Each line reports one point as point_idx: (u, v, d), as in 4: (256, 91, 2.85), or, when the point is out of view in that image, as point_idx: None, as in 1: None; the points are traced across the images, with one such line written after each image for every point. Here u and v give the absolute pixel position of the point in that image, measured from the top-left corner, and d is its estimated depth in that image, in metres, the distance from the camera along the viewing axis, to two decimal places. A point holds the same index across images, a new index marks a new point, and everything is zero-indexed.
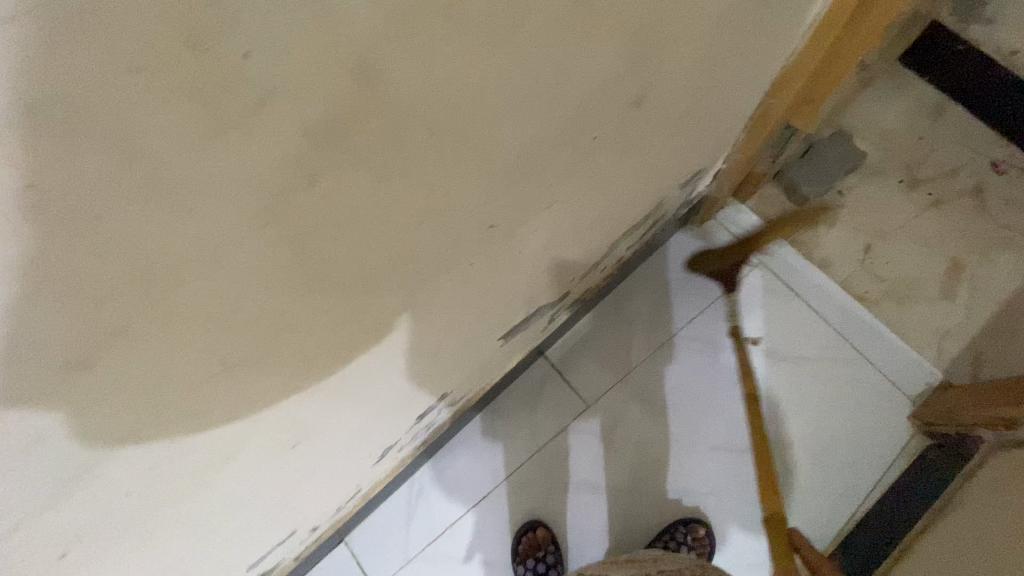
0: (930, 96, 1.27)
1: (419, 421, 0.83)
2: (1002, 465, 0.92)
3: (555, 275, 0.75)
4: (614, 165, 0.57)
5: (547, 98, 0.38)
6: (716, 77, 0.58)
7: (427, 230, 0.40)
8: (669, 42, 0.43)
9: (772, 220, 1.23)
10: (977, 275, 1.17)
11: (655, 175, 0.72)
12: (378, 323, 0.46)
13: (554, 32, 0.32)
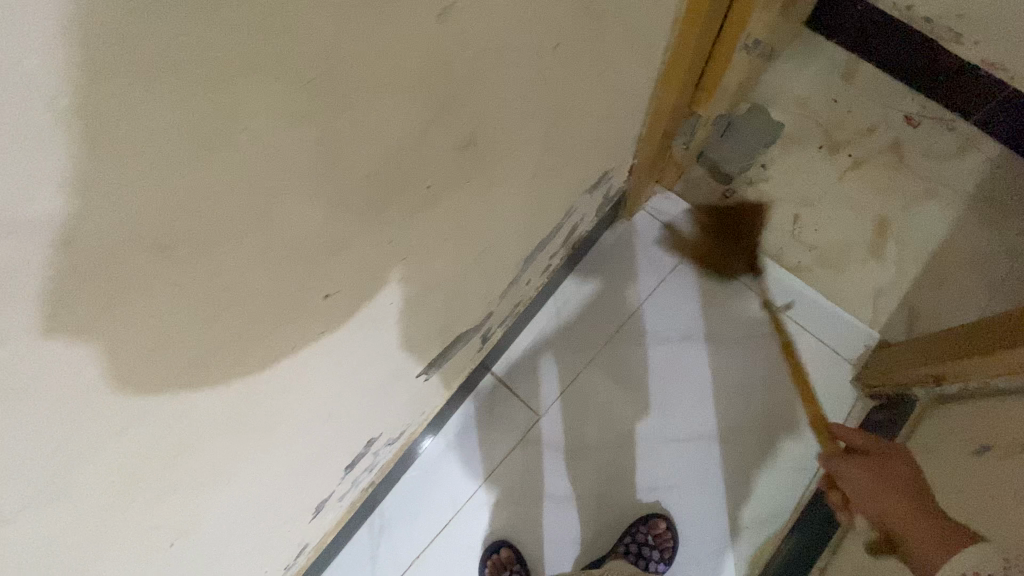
0: (841, 58, 1.31)
1: (353, 468, 0.81)
2: (934, 421, 0.94)
3: (462, 302, 0.75)
4: (483, 199, 0.56)
5: (348, 169, 0.34)
6: (575, 95, 0.58)
7: (241, 326, 0.36)
8: (493, 77, 0.41)
9: (701, 203, 1.23)
10: (905, 231, 1.19)
11: (546, 191, 0.73)
12: (227, 420, 0.42)
13: (323, 108, 0.29)
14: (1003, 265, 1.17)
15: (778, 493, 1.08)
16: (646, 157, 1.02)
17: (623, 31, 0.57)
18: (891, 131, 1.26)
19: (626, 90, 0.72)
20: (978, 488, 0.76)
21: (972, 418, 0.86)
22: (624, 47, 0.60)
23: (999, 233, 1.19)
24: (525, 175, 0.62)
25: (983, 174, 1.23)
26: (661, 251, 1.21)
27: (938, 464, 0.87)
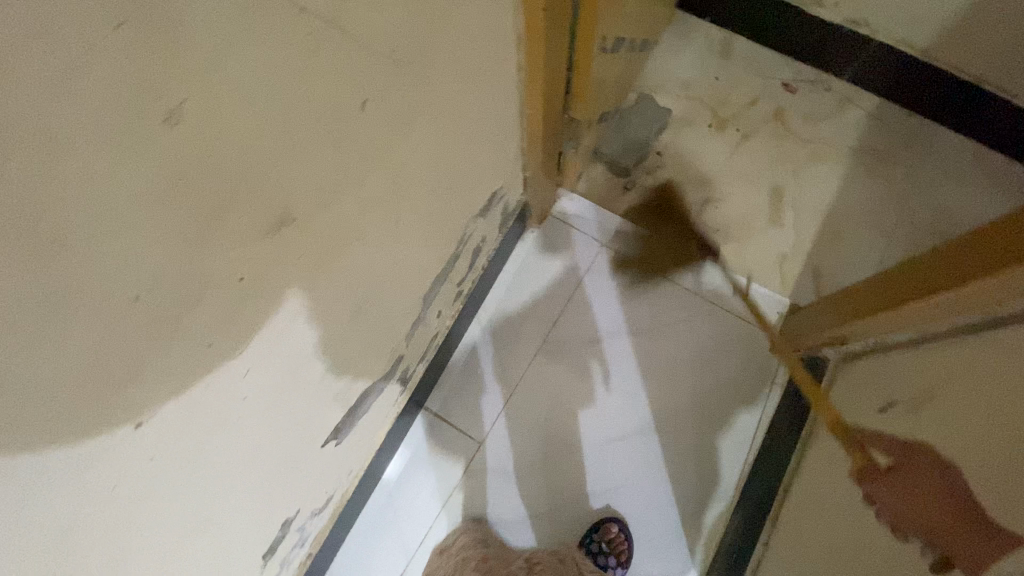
0: (716, 35, 1.33)
1: (275, 554, 0.79)
2: (846, 380, 0.97)
3: (357, 356, 0.72)
4: (335, 258, 0.53)
5: (103, 298, 0.31)
6: (418, 135, 0.55)
7: (24, 482, 0.33)
8: (276, 158, 0.38)
9: (605, 199, 1.24)
10: (798, 197, 1.24)
11: (421, 230, 0.70)
12: (55, 558, 0.39)
13: (33, 260, 0.26)
14: (892, 213, 1.22)
15: (719, 473, 1.10)
16: (538, 166, 1.01)
17: (452, 64, 0.54)
18: (773, 100, 1.30)
19: (485, 113, 0.70)
20: (884, 442, 0.78)
21: (879, 373, 0.88)
22: (460, 77, 0.57)
23: (884, 183, 1.24)
24: (383, 224, 0.59)
25: (864, 128, 1.28)
26: (573, 252, 1.21)
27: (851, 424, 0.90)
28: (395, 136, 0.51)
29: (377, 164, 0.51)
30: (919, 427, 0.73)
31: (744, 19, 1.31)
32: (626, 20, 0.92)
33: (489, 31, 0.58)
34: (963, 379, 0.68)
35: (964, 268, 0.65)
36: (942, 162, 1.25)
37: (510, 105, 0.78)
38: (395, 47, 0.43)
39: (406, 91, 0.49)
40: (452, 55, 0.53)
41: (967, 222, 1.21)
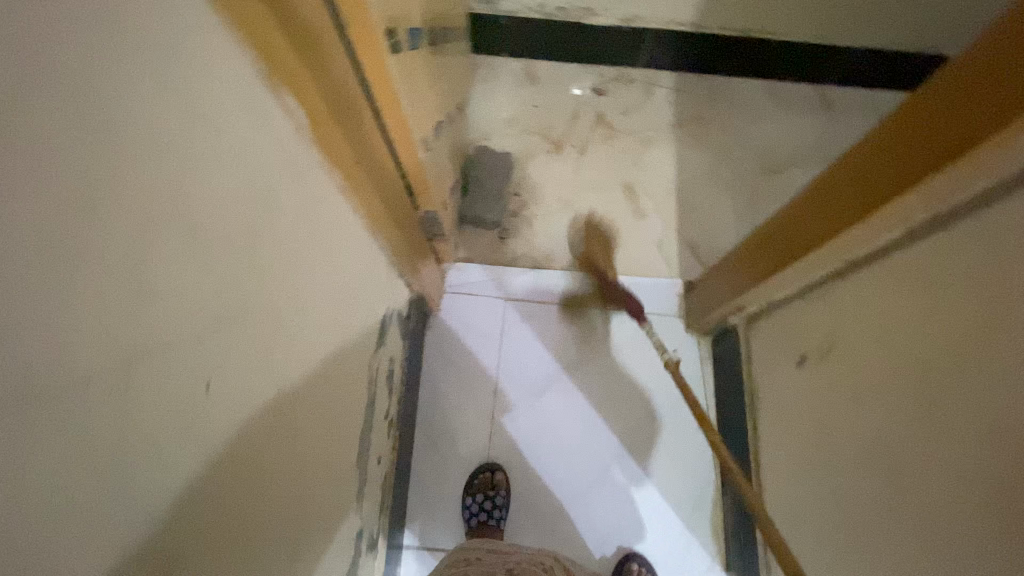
0: (519, 69, 1.41)
1: None
2: (758, 338, 1.00)
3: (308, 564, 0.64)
4: (246, 510, 0.48)
5: None
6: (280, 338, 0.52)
7: None
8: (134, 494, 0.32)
9: (488, 255, 1.26)
10: (649, 184, 1.34)
11: (321, 408, 0.65)
12: None
13: None
14: (726, 167, 1.35)
15: (696, 464, 1.11)
16: (412, 269, 0.97)
17: (282, 260, 0.50)
18: (591, 107, 1.39)
19: (335, 265, 0.65)
20: (812, 395, 0.80)
21: (781, 325, 0.91)
22: (296, 261, 0.53)
23: (710, 144, 1.37)
24: (278, 441, 0.54)
25: (674, 103, 1.40)
26: (480, 318, 1.20)
27: (774, 381, 0.93)
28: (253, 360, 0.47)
29: (246, 399, 0.46)
30: (831, 374, 0.76)
31: (539, 47, 1.39)
32: (437, 103, 0.93)
33: (310, 205, 0.55)
34: (852, 324, 0.72)
35: (883, 180, 0.58)
36: (746, 108, 1.40)
37: (361, 238, 0.74)
38: (223, 296, 0.39)
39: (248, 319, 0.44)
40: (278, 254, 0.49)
41: (784, 151, 1.37)
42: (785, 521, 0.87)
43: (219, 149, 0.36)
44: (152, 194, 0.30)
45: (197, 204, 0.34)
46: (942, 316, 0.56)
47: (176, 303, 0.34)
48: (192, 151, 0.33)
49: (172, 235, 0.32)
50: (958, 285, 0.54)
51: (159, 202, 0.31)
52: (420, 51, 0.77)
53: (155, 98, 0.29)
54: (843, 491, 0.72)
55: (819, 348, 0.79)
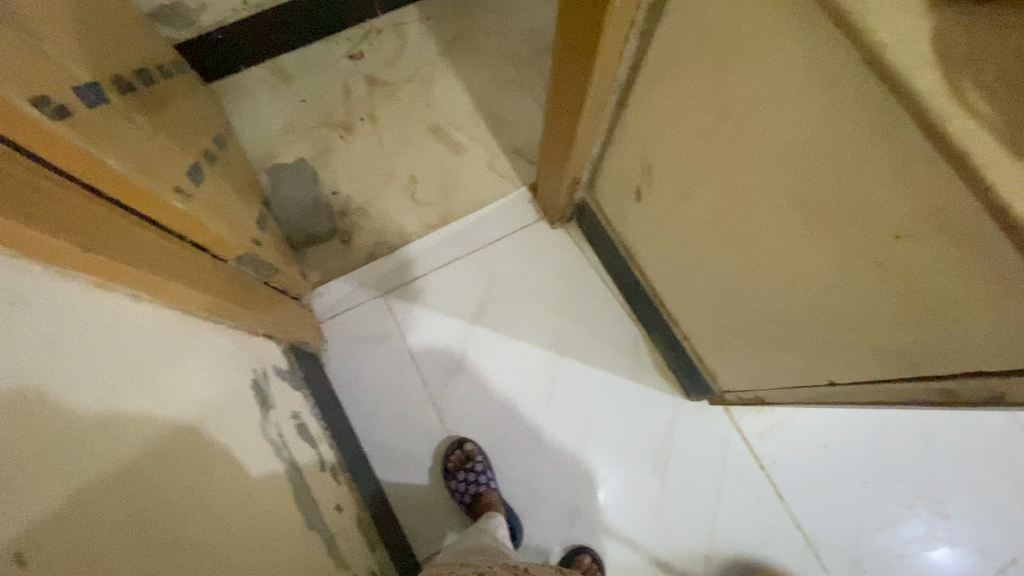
0: (265, 73, 1.31)
1: None
2: (603, 197, 1.03)
3: None
4: None
5: None
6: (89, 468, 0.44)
7: None
8: None
9: (341, 263, 1.19)
10: (450, 116, 1.31)
11: (215, 507, 0.59)
12: None
13: None
14: (508, 66, 1.36)
15: (621, 331, 1.16)
16: (266, 319, 0.89)
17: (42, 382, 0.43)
18: (357, 73, 1.32)
19: (144, 360, 0.58)
20: (660, 214, 0.84)
21: (611, 171, 0.94)
22: (67, 374, 0.46)
23: (483, 53, 1.36)
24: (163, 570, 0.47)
25: (430, 32, 1.37)
26: (369, 325, 1.16)
27: (633, 226, 0.96)
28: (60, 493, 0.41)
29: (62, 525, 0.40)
30: (662, 190, 0.80)
31: (272, 43, 1.29)
32: (180, 146, 0.83)
33: (53, 318, 0.47)
34: (653, 140, 0.75)
35: None
36: (495, 5, 1.39)
37: (168, 316, 0.66)
38: None
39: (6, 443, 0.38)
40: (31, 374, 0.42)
41: (549, 27, 1.39)
42: (701, 333, 0.93)
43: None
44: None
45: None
46: (704, 85, 0.59)
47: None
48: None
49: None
50: (699, 50, 0.57)
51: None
52: (114, 103, 0.68)
53: None
54: (722, 279, 0.77)
55: (643, 178, 0.83)
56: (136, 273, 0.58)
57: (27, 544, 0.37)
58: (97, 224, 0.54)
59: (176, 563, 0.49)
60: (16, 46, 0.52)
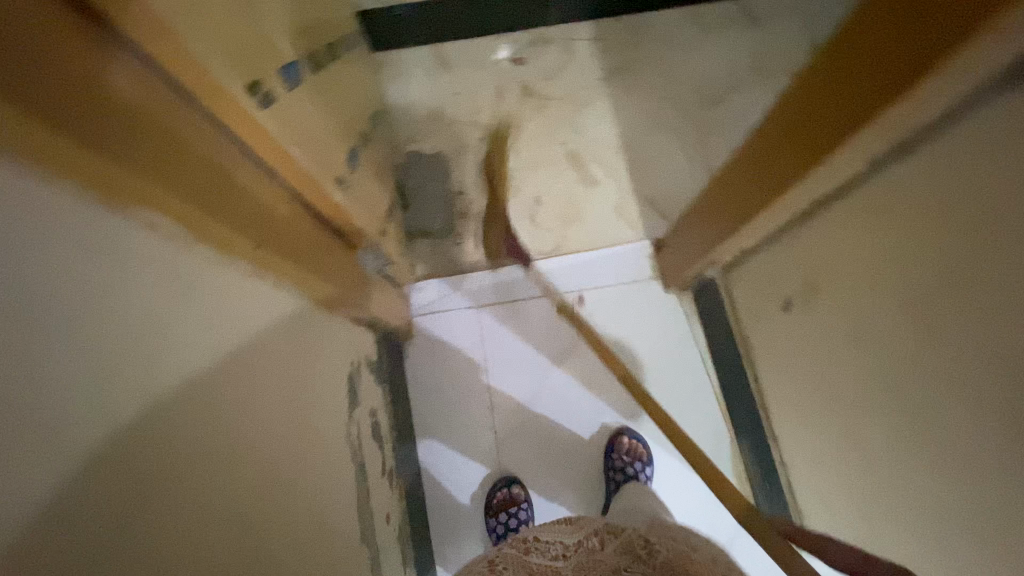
0: (427, 55, 1.31)
1: None
2: (741, 285, 1.01)
3: None
4: None
5: None
6: (233, 458, 0.47)
7: None
8: None
9: (447, 264, 1.19)
10: (593, 146, 1.27)
11: (304, 511, 0.59)
12: None
13: None
14: (668, 109, 1.29)
15: (709, 421, 1.09)
16: (371, 311, 0.90)
17: (195, 382, 0.43)
18: (514, 80, 1.30)
19: (277, 346, 0.60)
20: (806, 335, 0.80)
21: (764, 268, 0.90)
22: (221, 361, 0.47)
23: (645, 88, 1.30)
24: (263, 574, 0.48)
25: (599, 54, 1.32)
26: (458, 334, 1.15)
27: (774, 331, 0.91)
28: (177, 515, 0.38)
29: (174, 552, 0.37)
30: (827, 315, 0.73)
31: (443, 28, 1.28)
32: (346, 127, 0.84)
33: (221, 308, 0.49)
34: (841, 261, 0.68)
35: (920, 45, 0.42)
36: (671, 39, 1.33)
37: (301, 305, 0.67)
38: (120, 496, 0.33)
39: (152, 454, 0.36)
40: (187, 372, 0.42)
41: (721, 75, 1.30)
42: (806, 453, 0.89)
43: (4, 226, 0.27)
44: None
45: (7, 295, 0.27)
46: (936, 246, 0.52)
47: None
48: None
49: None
50: (951, 209, 0.49)
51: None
52: (308, 83, 0.69)
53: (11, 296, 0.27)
54: (864, 432, 0.69)
55: (806, 293, 0.77)
56: (288, 265, 0.59)
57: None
58: (272, 214, 0.56)
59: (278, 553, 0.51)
60: (251, 32, 0.53)
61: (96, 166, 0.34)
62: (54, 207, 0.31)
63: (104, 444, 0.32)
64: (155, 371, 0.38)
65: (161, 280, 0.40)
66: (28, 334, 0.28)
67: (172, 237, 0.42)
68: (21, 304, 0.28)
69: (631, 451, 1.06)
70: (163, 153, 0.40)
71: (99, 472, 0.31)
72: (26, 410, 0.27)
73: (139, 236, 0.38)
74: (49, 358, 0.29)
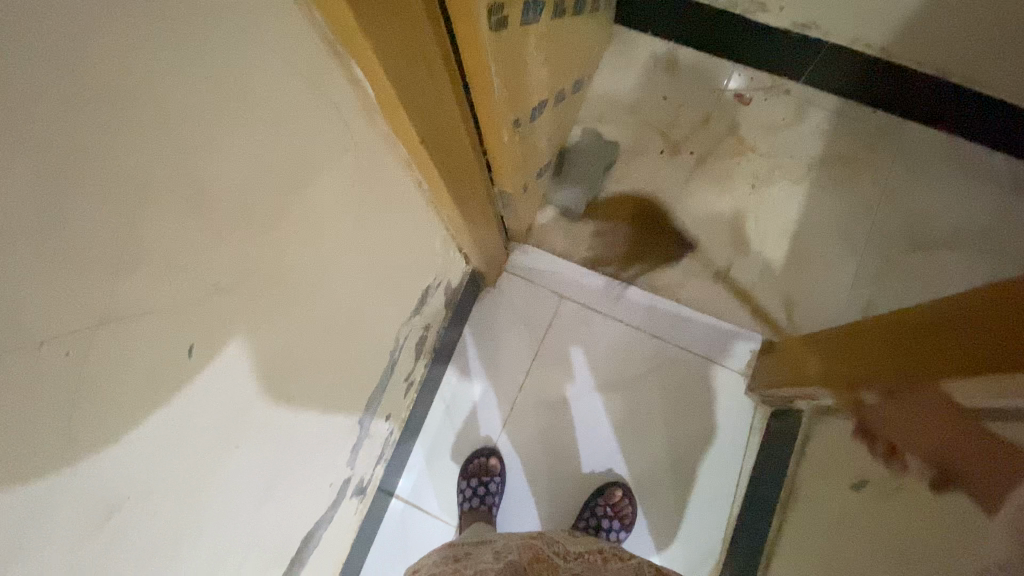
0: (660, 49, 1.26)
1: (362, 491, 0.96)
2: (824, 434, 0.92)
3: (307, 490, 0.71)
4: (248, 440, 0.52)
5: None
6: (308, 298, 0.53)
7: None
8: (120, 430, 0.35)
9: (561, 245, 1.20)
10: (761, 219, 1.18)
11: (329, 371, 0.65)
12: None
13: None
14: (862, 226, 1.16)
15: (708, 530, 1.06)
16: (475, 247, 0.94)
17: (315, 219, 0.48)
18: (726, 115, 1.23)
19: (389, 230, 0.65)
20: (860, 525, 0.72)
21: (860, 435, 0.80)
22: (342, 218, 0.53)
23: (853, 193, 1.18)
24: (278, 396, 0.55)
25: (827, 134, 1.20)
26: (533, 308, 1.17)
27: (827, 501, 0.83)
28: (251, 309, 0.44)
29: (237, 336, 0.44)
30: (893, 520, 0.65)
31: (691, 32, 1.22)
32: (550, 80, 0.85)
33: (366, 174, 0.54)
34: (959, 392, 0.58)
35: None
36: (913, 161, 1.18)
37: (423, 208, 0.72)
38: (217, 278, 0.39)
39: (257, 252, 0.42)
40: (315, 207, 0.48)
41: (942, 226, 1.15)
42: None
43: (247, 20, 0.32)
44: (172, 26, 0.28)
45: (225, 74, 0.32)
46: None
47: (168, 174, 0.31)
48: (221, 17, 0.30)
49: (182, 81, 0.30)
50: None
51: (176, 40, 0.28)
52: (541, 27, 0.70)
53: (221, 85, 0.32)
54: None
55: (882, 486, 0.71)
56: (435, 172, 0.63)
57: (203, 340, 0.40)
58: (447, 122, 0.60)
59: (298, 388, 0.58)
60: None
61: (346, 19, 0.38)
62: (289, 20, 0.36)
63: (231, 223, 0.38)
64: (292, 196, 0.44)
65: (332, 126, 0.45)
66: (223, 112, 0.33)
67: (359, 95, 0.47)
68: (228, 86, 0.33)
69: (615, 507, 1.04)
70: (401, 32, 0.43)
71: (215, 243, 0.37)
72: (195, 168, 0.33)
73: (333, 82, 0.43)
74: (229, 140, 0.35)
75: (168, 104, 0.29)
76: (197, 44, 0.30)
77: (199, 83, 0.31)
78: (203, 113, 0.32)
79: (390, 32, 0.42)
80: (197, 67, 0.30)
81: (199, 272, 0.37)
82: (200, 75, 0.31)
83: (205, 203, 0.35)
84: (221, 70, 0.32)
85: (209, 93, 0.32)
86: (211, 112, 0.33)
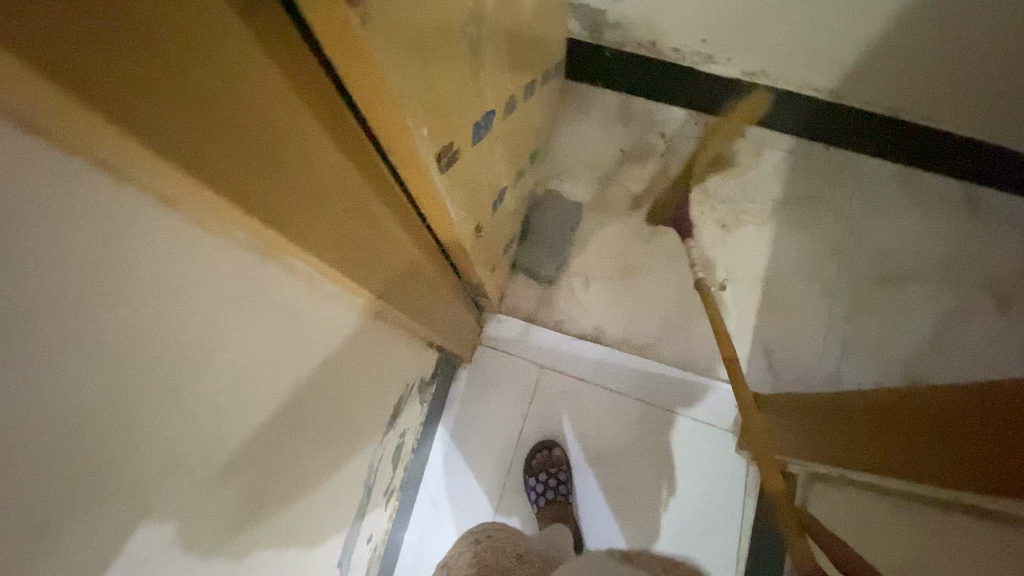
0: (612, 100, 1.26)
1: None
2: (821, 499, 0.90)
3: None
4: None
5: None
6: (259, 485, 0.47)
7: None
8: None
9: (533, 312, 1.16)
10: (729, 266, 1.18)
11: (296, 533, 0.59)
12: None
13: None
14: (830, 264, 1.17)
15: None
16: (446, 340, 0.89)
17: (257, 403, 0.44)
18: (685, 163, 1.22)
19: (346, 368, 0.60)
20: None
21: (860, 508, 0.78)
22: (287, 391, 0.48)
23: (817, 232, 1.19)
24: None
25: (785, 175, 1.21)
26: (512, 382, 1.13)
27: None
28: (183, 533, 0.39)
29: (171, 564, 0.38)
30: None
31: (642, 83, 1.22)
32: (507, 168, 0.82)
33: (309, 336, 0.49)
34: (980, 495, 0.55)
35: None
36: (870, 196, 1.20)
37: (381, 332, 0.67)
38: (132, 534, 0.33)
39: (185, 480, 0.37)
40: (255, 391, 0.43)
41: (906, 258, 1.17)
42: None
43: (144, 257, 0.28)
44: (42, 334, 0.23)
45: (113, 331, 0.28)
46: None
47: (61, 469, 0.27)
48: (106, 292, 0.26)
49: (59, 374, 0.25)
50: None
51: (50, 341, 0.24)
52: (494, 131, 0.67)
53: (118, 350, 0.28)
54: None
55: None
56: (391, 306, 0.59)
57: None
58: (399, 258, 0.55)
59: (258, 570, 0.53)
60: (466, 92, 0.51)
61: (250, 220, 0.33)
62: (200, 249, 0.32)
63: (144, 471, 0.33)
64: (221, 405, 0.39)
65: (257, 315, 0.40)
66: (121, 369, 0.29)
67: (292, 271, 0.42)
68: (127, 347, 0.29)
69: None
70: (315, 204, 0.39)
71: (127, 498, 0.32)
72: (96, 444, 0.28)
73: (260, 273, 0.38)
74: (129, 391, 0.30)
75: (41, 399, 0.24)
76: (73, 330, 0.25)
77: (84, 365, 0.26)
78: (97, 389, 0.27)
79: (311, 217, 0.37)
80: (78, 351, 0.26)
81: (109, 540, 0.32)
82: (86, 356, 0.26)
83: (110, 462, 0.30)
84: (110, 333, 0.27)
85: (96, 352, 0.27)
86: (110, 380, 0.28)
